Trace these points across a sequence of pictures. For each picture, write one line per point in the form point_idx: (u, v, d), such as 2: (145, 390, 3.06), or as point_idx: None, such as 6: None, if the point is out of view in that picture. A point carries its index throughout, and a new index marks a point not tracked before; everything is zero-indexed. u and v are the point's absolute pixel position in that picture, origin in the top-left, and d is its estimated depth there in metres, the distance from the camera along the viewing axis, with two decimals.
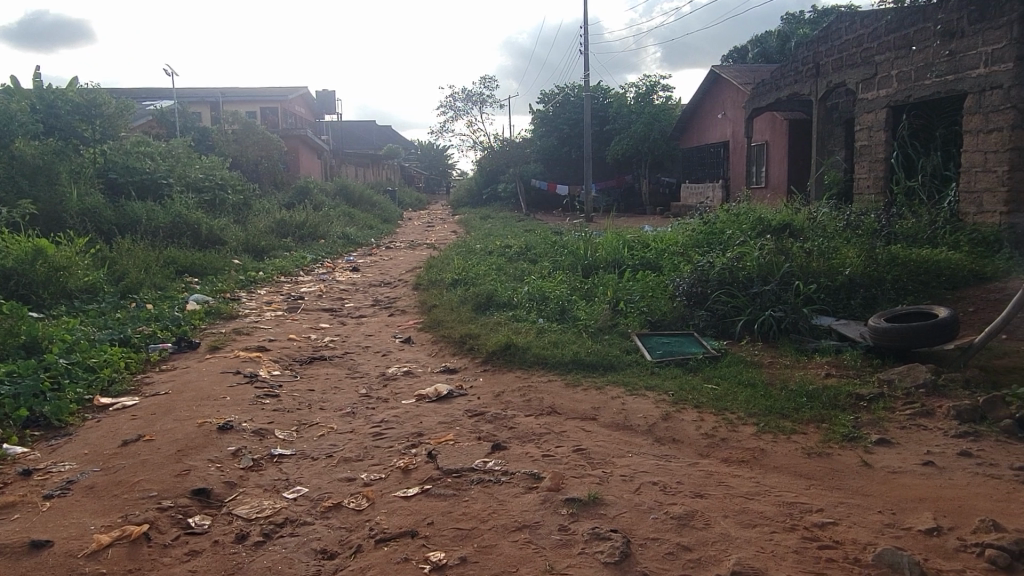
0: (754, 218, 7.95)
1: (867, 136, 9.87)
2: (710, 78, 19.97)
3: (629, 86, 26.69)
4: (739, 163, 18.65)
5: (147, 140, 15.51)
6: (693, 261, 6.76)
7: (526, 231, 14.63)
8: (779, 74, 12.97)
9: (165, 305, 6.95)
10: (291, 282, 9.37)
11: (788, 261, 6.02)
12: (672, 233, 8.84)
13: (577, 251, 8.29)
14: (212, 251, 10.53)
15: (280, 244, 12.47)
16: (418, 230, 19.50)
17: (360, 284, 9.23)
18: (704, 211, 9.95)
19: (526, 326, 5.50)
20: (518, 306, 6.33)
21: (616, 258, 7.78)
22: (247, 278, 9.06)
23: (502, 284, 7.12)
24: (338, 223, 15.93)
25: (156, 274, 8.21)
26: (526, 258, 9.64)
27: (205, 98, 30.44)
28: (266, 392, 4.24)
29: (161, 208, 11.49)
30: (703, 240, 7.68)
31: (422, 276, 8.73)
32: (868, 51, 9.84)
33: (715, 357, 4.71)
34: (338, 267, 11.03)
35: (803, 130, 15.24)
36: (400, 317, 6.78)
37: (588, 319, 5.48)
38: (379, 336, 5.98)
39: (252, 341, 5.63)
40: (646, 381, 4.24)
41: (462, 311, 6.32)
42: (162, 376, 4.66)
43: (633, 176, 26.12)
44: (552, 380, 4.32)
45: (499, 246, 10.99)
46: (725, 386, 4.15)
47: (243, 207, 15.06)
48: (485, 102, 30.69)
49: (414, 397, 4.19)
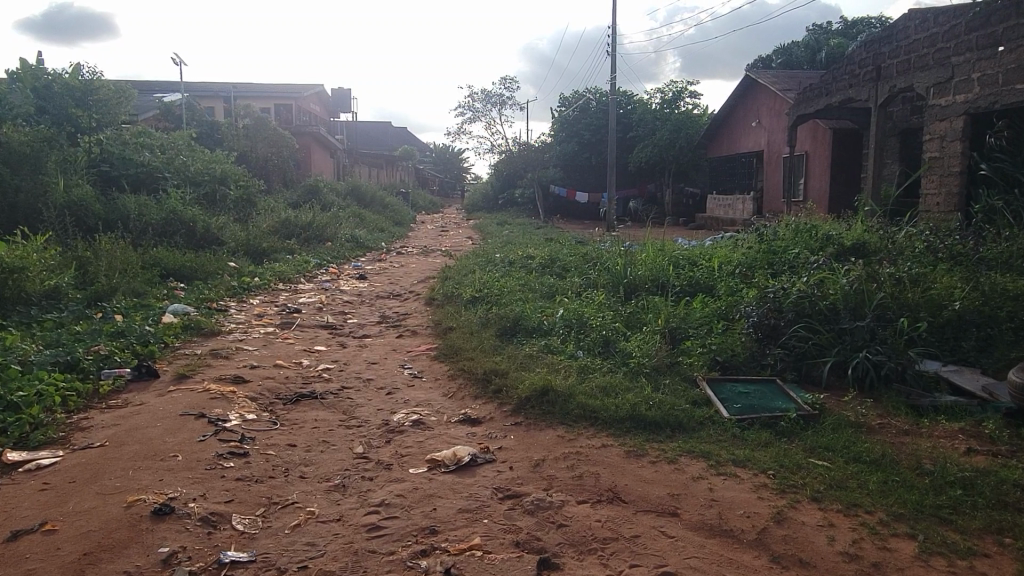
0: (821, 236, 6.90)
1: (939, 146, 8.81)
2: (743, 83, 18.96)
3: (654, 92, 25.66)
4: (773, 174, 17.64)
5: (148, 130, 14.63)
6: (758, 286, 5.71)
7: (547, 240, 13.65)
8: (830, 78, 11.85)
9: (137, 316, 5.97)
10: (290, 290, 8.42)
11: (881, 291, 4.97)
12: (720, 249, 7.80)
13: (614, 267, 7.26)
14: (206, 253, 9.58)
15: (283, 245, 11.53)
16: (432, 235, 18.52)
17: (367, 295, 8.24)
18: (753, 225, 8.91)
19: (564, 362, 4.49)
20: (550, 333, 5.31)
21: (661, 277, 6.75)
22: (240, 285, 8.10)
23: (529, 305, 6.11)
24: (347, 225, 15.00)
25: (135, 279, 7.27)
26: (553, 271, 8.64)
27: (218, 92, 29.66)
28: (231, 450, 3.22)
29: (155, 203, 10.58)
30: (763, 262, 6.63)
31: (436, 289, 7.73)
32: (942, 52, 8.78)
33: (812, 416, 3.68)
34: (344, 274, 10.08)
35: (848, 141, 14.21)
36: (410, 340, 5.77)
37: (641, 357, 4.45)
38: (383, 366, 4.98)
39: (228, 369, 4.64)
40: (731, 454, 3.20)
41: (484, 336, 5.31)
42: (103, 417, 3.67)
43: (656, 186, 25.14)
44: (606, 445, 3.30)
45: (521, 256, 9.98)
46: (840, 464, 3.10)
47: (247, 204, 14.16)
48: (504, 104, 29.72)
49: (425, 463, 3.18)
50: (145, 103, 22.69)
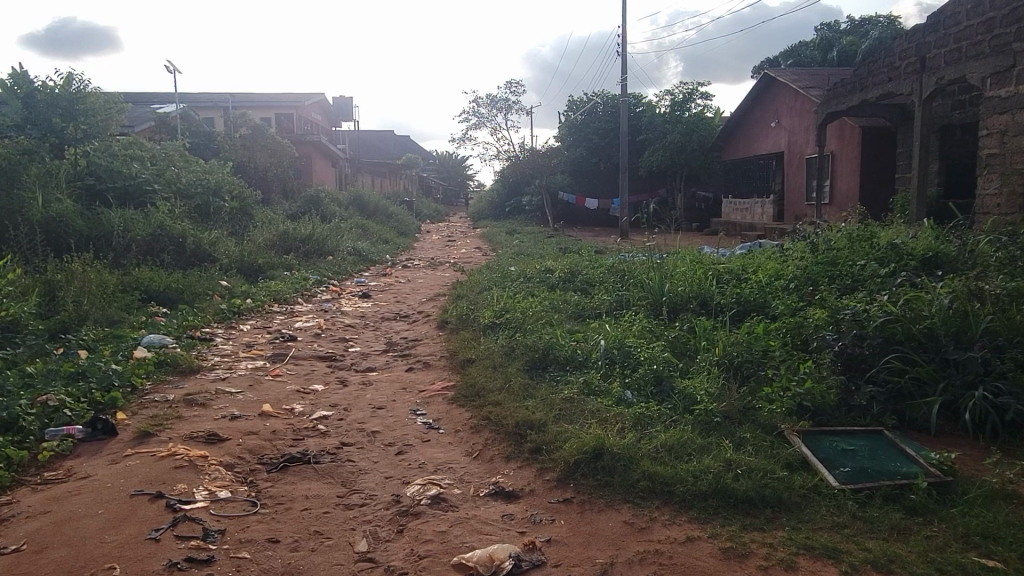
0: (885, 244, 6.06)
1: (999, 143, 7.99)
2: (761, 82, 18.17)
3: (663, 94, 24.90)
4: (795, 176, 16.83)
5: (139, 141, 13.88)
6: (827, 308, 4.87)
7: (562, 250, 12.84)
8: (865, 72, 11.04)
9: (106, 350, 5.17)
10: (286, 312, 7.61)
11: (988, 313, 4.13)
12: (765, 261, 6.94)
13: (649, 283, 6.43)
14: (196, 272, 8.78)
15: (280, 260, 10.73)
16: (438, 246, 17.76)
17: (370, 317, 7.41)
18: (794, 233, 8.09)
19: (613, 408, 3.66)
20: (588, 367, 4.47)
21: (705, 296, 5.93)
22: (230, 307, 7.29)
23: (558, 332, 5.29)
24: (348, 237, 14.21)
25: (111, 305, 6.47)
26: (575, 286, 7.84)
27: (217, 103, 29.02)
28: (189, 557, 2.39)
29: (142, 218, 9.81)
30: (824, 276, 5.80)
31: (449, 311, 6.92)
32: (1000, 37, 7.95)
33: (947, 485, 2.83)
34: (346, 292, 9.29)
35: (878, 140, 13.40)
36: (421, 376, 4.94)
37: (708, 402, 3.62)
38: (391, 412, 4.14)
39: (202, 423, 3.82)
40: (864, 551, 2.37)
41: (510, 372, 4.50)
42: (33, 502, 2.86)
43: (667, 190, 24.27)
44: (691, 539, 2.47)
45: (538, 270, 9.14)
46: (1019, 568, 2.27)
47: (243, 216, 13.37)
48: (510, 109, 28.94)
49: (452, 570, 2.35)
50: (141, 115, 22.00)
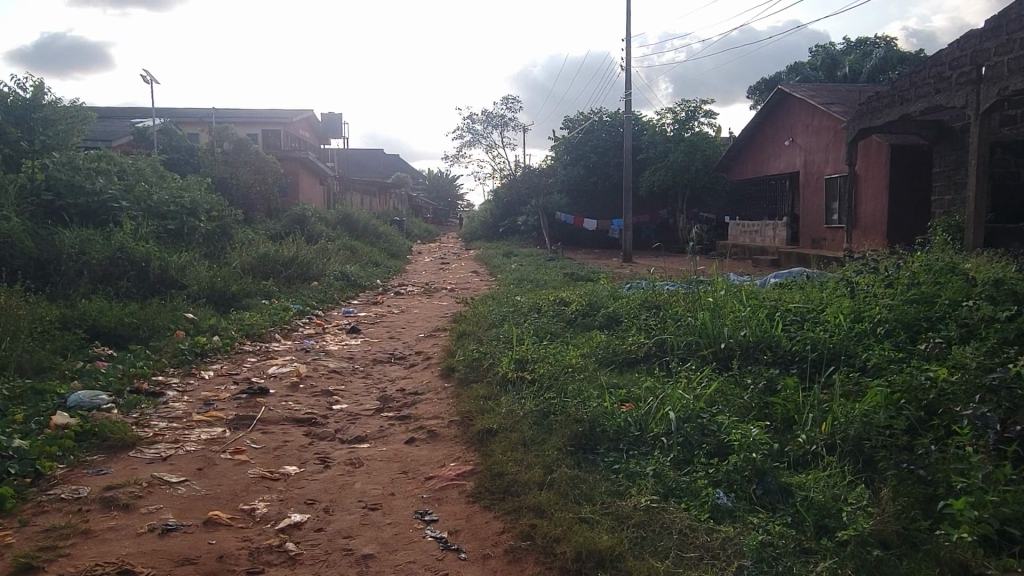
0: (985, 279, 5.02)
1: None
2: (774, 99, 17.29)
3: (664, 112, 24.08)
4: (811, 199, 15.89)
5: (108, 153, 12.68)
6: (950, 369, 3.78)
7: (571, 277, 11.78)
8: (906, 84, 10.12)
9: (15, 415, 3.95)
10: (260, 353, 6.42)
11: None
12: (827, 295, 5.90)
13: (699, 323, 5.33)
14: (157, 304, 7.58)
15: (258, 287, 9.56)
16: (431, 269, 16.66)
17: (359, 359, 6.25)
18: (846, 263, 7.06)
19: (716, 533, 2.51)
20: (653, 451, 3.35)
21: (772, 342, 4.86)
22: (192, 348, 6.09)
23: (599, 392, 4.18)
24: (336, 259, 13.08)
25: (41, 348, 5.26)
26: (598, 323, 6.78)
27: (201, 119, 27.83)
28: None
29: (101, 238, 8.64)
30: (921, 321, 4.72)
31: (455, 353, 5.81)
32: None
33: None
34: (333, 325, 8.16)
35: (909, 160, 12.44)
36: (426, 453, 3.78)
37: (854, 524, 2.50)
38: (389, 518, 2.98)
39: (119, 545, 2.63)
40: None
41: (549, 454, 3.37)
42: None
43: (668, 212, 23.34)
44: None
45: (550, 301, 8.04)
46: None
47: (221, 236, 12.17)
48: (506, 126, 27.99)
49: None
50: (119, 129, 20.79)
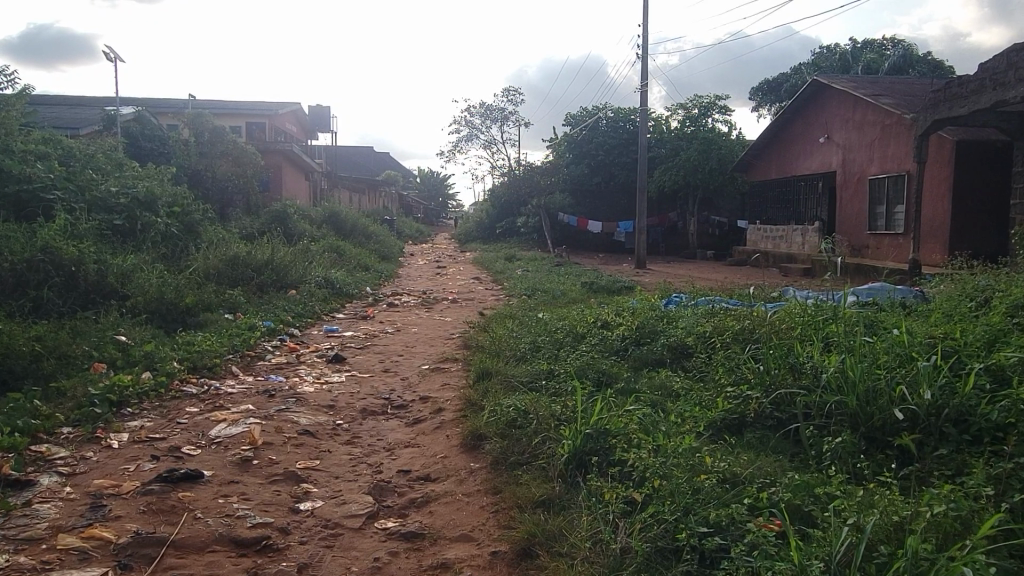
0: None
1: None
2: (807, 91, 15.66)
3: (676, 108, 22.44)
4: (850, 202, 14.28)
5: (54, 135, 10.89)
6: None
7: (592, 288, 10.14)
8: (999, 66, 8.55)
9: None
10: (205, 399, 4.65)
11: None
12: (994, 327, 4.23)
13: (839, 371, 3.66)
14: (82, 323, 5.81)
15: (222, 297, 7.81)
16: (426, 274, 14.95)
17: (343, 409, 4.49)
18: (977, 298, 5.41)
19: None
20: None
21: (967, 409, 3.21)
22: (105, 392, 4.30)
23: (741, 507, 2.49)
24: (320, 262, 11.37)
25: None
26: (661, 362, 5.09)
27: (181, 109, 25.99)
28: None
29: (20, 235, 6.85)
30: None
31: (478, 409, 4.08)
32: None
33: None
34: (310, 351, 6.41)
35: (979, 161, 10.84)
36: None
37: None
38: None
39: None
40: None
41: None
42: None
43: (678, 215, 21.74)
44: None
45: (587, 323, 6.30)
46: None
47: (185, 233, 10.39)
48: (506, 121, 26.26)
49: None
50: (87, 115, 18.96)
